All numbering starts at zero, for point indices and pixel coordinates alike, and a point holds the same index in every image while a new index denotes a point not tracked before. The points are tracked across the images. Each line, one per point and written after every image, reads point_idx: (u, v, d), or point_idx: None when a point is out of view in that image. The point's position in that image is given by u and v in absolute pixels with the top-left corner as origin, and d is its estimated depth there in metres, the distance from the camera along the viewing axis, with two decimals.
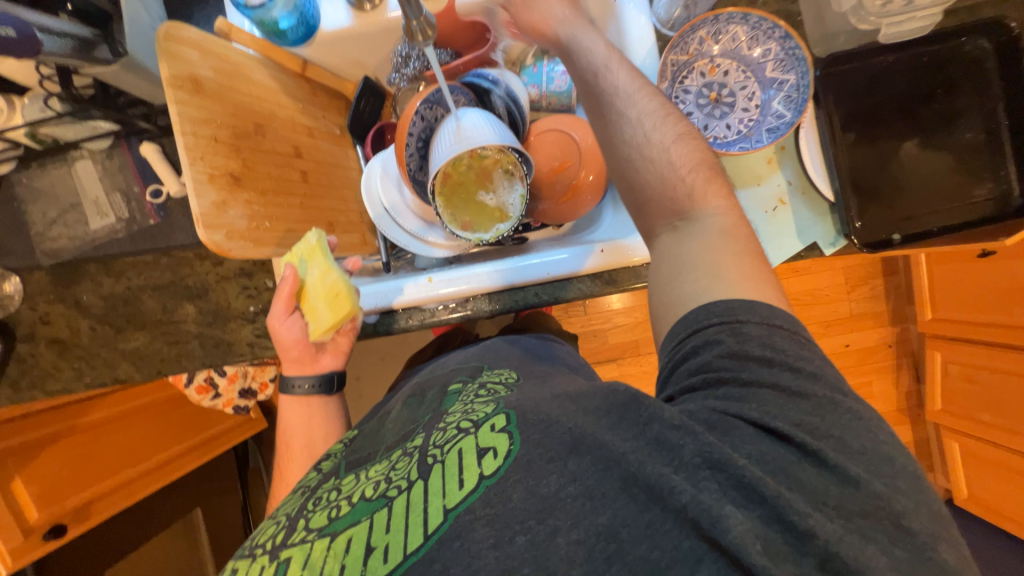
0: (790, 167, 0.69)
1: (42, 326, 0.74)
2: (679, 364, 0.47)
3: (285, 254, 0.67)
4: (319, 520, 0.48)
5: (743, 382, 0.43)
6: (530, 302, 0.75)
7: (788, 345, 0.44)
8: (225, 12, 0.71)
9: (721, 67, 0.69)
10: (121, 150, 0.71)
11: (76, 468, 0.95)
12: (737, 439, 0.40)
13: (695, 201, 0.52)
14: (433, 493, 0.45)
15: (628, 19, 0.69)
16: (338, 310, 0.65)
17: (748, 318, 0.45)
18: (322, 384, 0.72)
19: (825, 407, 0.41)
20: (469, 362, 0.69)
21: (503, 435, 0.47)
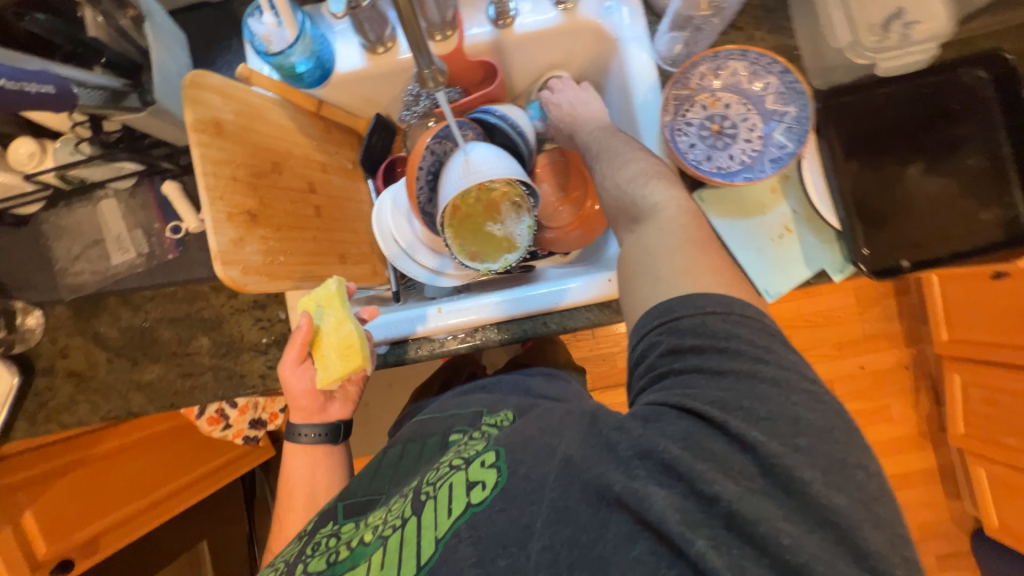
0: (794, 196, 0.70)
1: (60, 360, 0.75)
2: (632, 368, 0.48)
3: (302, 300, 0.68)
4: (318, 564, 0.50)
5: (677, 373, 0.44)
6: (539, 332, 0.75)
7: (717, 327, 0.44)
8: (246, 57, 0.74)
9: (722, 101, 0.71)
10: (144, 188, 0.74)
11: (86, 500, 0.95)
12: (668, 427, 0.41)
13: (639, 205, 0.56)
14: (425, 526, 0.46)
15: (629, 58, 0.72)
16: (348, 362, 0.65)
17: (681, 313, 0.45)
18: (329, 433, 0.72)
19: (749, 381, 0.41)
20: (470, 408, 0.66)
21: (492, 469, 0.47)
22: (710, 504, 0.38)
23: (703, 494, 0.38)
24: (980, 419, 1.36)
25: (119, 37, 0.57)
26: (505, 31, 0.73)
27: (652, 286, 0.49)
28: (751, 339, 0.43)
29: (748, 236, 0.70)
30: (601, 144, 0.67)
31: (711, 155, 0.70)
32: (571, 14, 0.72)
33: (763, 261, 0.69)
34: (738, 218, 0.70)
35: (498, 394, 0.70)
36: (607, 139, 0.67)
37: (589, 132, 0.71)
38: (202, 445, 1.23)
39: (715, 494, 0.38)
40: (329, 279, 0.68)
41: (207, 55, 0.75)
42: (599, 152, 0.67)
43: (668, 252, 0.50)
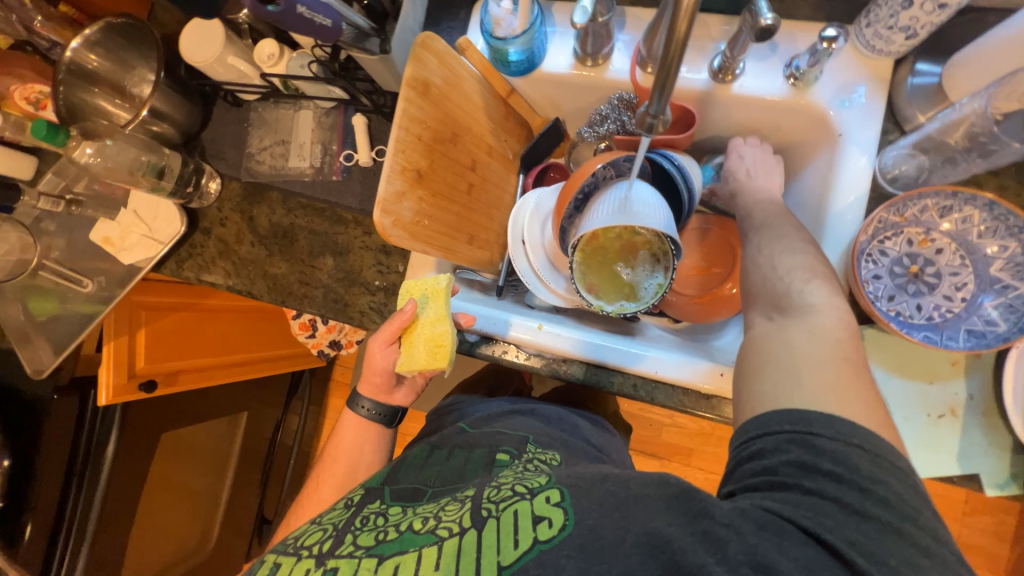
0: (976, 379, 0.60)
1: (218, 227, 0.86)
2: (740, 462, 0.44)
3: (408, 285, 0.71)
4: (367, 540, 0.49)
5: (804, 492, 0.39)
6: (625, 392, 0.72)
7: (863, 465, 0.39)
8: (465, 29, 0.78)
9: (935, 243, 0.62)
10: (337, 112, 0.82)
11: (182, 338, 1.08)
12: (791, 546, 0.37)
13: (791, 297, 0.49)
14: (487, 546, 0.44)
15: (844, 161, 0.65)
16: (432, 360, 0.67)
17: (824, 432, 0.40)
18: (386, 415, 0.75)
19: (888, 534, 0.37)
20: (517, 431, 0.64)
21: (559, 508, 0.44)
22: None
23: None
24: None
25: None
26: (721, 86, 0.69)
27: (785, 391, 0.44)
28: (902, 493, 0.38)
29: (899, 399, 0.61)
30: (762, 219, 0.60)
31: (896, 296, 0.62)
32: (800, 92, 0.66)
33: (906, 434, 0.60)
34: (896, 373, 0.61)
35: (540, 422, 0.68)
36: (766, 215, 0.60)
37: (754, 203, 0.64)
38: (283, 334, 1.36)
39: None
40: (439, 276, 0.70)
41: (433, 16, 0.80)
42: (755, 227, 0.60)
43: (821, 364, 0.44)
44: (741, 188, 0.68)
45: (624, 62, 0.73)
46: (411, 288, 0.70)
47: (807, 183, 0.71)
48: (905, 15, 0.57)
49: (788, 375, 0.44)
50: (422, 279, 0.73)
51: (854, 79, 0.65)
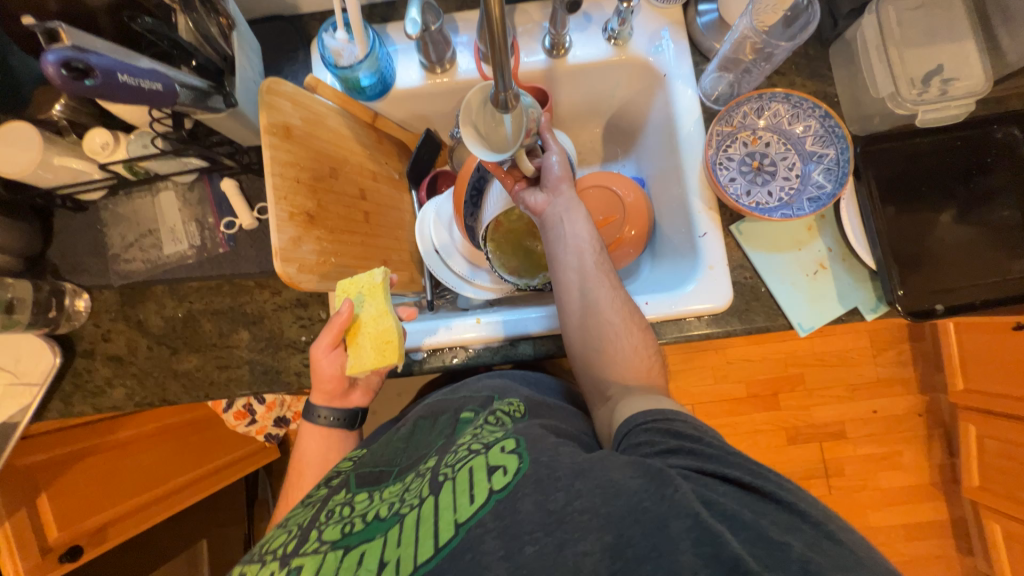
0: (830, 235, 0.73)
1: (102, 343, 0.77)
2: (631, 446, 0.50)
3: (342, 284, 0.68)
4: (332, 533, 0.49)
5: (688, 453, 0.46)
6: None
7: (710, 429, 0.50)
8: (312, 68, 0.78)
9: (763, 139, 0.75)
10: (202, 184, 0.78)
11: (101, 487, 0.93)
12: (712, 491, 0.43)
13: (628, 374, 0.59)
14: (444, 507, 0.46)
15: (675, 94, 0.76)
16: (383, 356, 0.65)
17: (675, 415, 0.51)
18: (346, 419, 0.70)
19: (764, 468, 0.46)
20: (483, 391, 0.66)
21: (513, 454, 0.48)
22: (782, 559, 0.38)
23: (772, 542, 0.39)
24: (993, 471, 1.30)
25: (203, 41, 0.61)
26: (558, 61, 0.77)
27: (652, 404, 0.53)
28: None
29: (782, 268, 0.72)
30: (585, 261, 0.63)
31: (751, 190, 0.74)
32: (622, 49, 0.77)
33: (795, 295, 0.71)
34: (772, 251, 0.72)
35: (512, 381, 0.70)
36: (592, 264, 0.63)
37: (581, 260, 0.63)
38: (223, 440, 1.22)
39: (783, 541, 0.39)
40: (374, 269, 0.68)
41: (275, 64, 0.79)
42: (580, 277, 0.63)
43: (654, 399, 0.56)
44: (565, 226, 0.64)
45: (469, 62, 0.79)
46: (342, 287, 0.68)
47: (656, 121, 0.82)
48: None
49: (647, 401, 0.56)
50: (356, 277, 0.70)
51: (658, 27, 0.76)
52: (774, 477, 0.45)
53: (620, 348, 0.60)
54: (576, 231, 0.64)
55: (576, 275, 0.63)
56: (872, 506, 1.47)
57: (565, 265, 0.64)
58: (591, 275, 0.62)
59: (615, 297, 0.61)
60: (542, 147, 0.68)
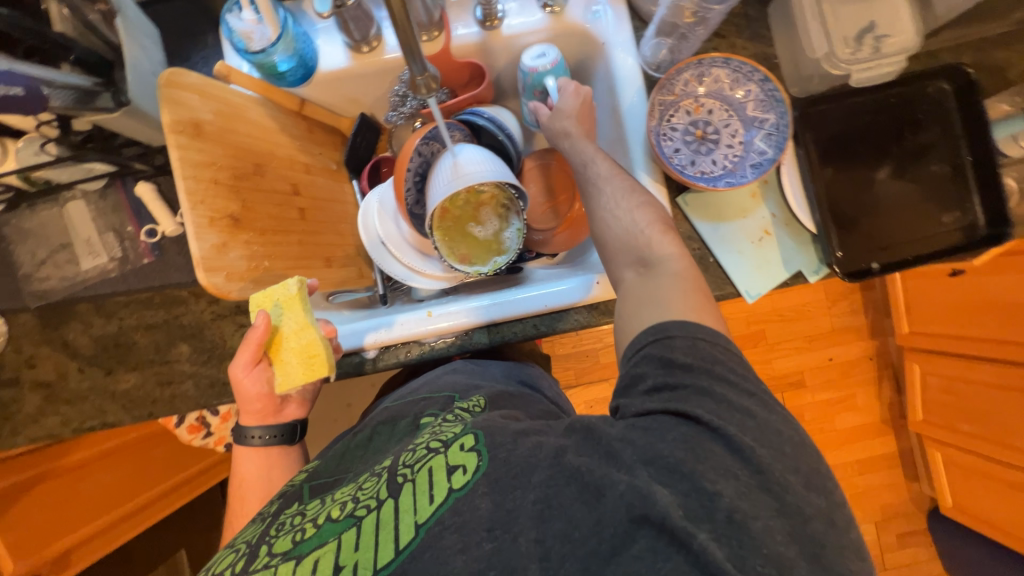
0: (773, 200, 0.73)
1: (27, 369, 0.72)
2: (627, 387, 0.48)
3: (256, 297, 0.62)
4: (283, 544, 0.47)
5: (672, 389, 0.46)
6: (529, 334, 0.77)
7: (708, 351, 0.47)
8: (223, 54, 0.71)
9: (705, 107, 0.74)
10: (115, 189, 0.71)
11: (63, 512, 0.90)
12: (669, 433, 0.43)
13: (648, 252, 0.57)
14: (404, 510, 0.45)
15: (615, 62, 0.73)
16: (310, 371, 0.62)
17: (677, 333, 0.48)
18: (284, 435, 0.68)
19: (737, 411, 0.44)
20: (441, 393, 0.65)
21: (473, 452, 0.47)
22: (711, 509, 0.39)
23: (705, 492, 0.40)
24: (935, 404, 1.40)
25: (83, 31, 0.54)
26: (492, 33, 0.73)
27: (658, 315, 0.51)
28: (744, 375, 0.47)
29: (728, 239, 0.72)
30: (589, 153, 0.64)
31: (695, 160, 0.73)
32: (559, 17, 0.73)
33: (743, 264, 0.72)
34: (718, 222, 0.72)
35: (466, 376, 0.69)
36: (598, 155, 0.64)
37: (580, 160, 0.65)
38: (183, 449, 1.18)
39: (716, 490, 0.40)
40: (289, 279, 0.63)
41: (181, 51, 0.71)
42: (583, 173, 0.64)
43: (678, 292, 0.52)
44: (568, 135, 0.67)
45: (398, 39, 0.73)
46: (259, 293, 0.63)
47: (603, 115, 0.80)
48: None
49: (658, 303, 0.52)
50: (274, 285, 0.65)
51: None
52: (750, 423, 0.43)
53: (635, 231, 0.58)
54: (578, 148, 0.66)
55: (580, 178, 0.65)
56: (831, 446, 1.58)
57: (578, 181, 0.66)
58: (601, 170, 0.63)
59: (625, 182, 0.61)
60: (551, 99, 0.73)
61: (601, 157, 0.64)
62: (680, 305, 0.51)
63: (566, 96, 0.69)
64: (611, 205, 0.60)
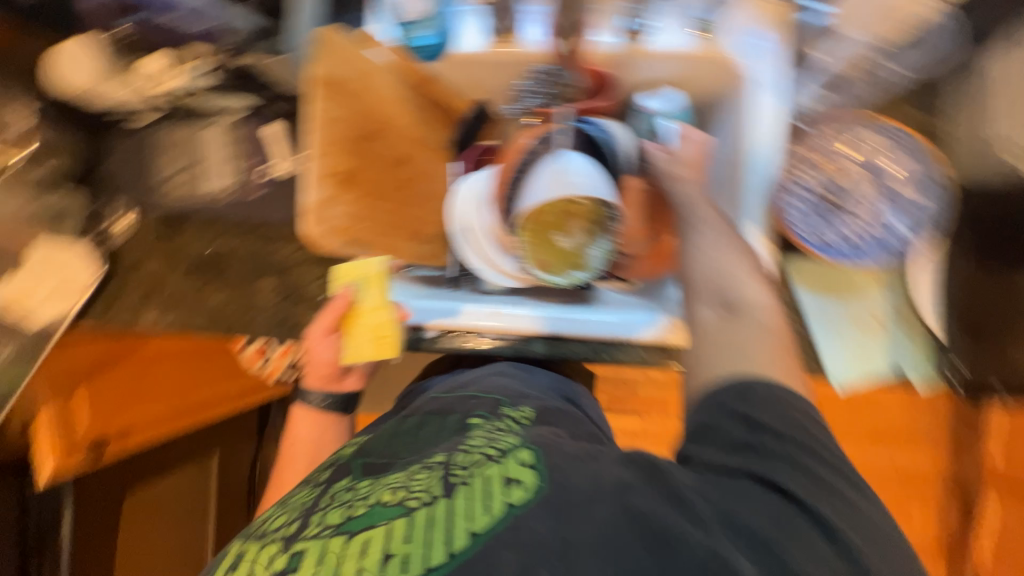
0: (893, 289, 0.67)
1: (137, 265, 0.79)
2: (700, 436, 0.46)
3: (341, 270, 0.67)
4: (332, 518, 0.44)
5: (757, 451, 0.43)
6: (573, 351, 0.78)
7: (798, 419, 0.44)
8: (370, 22, 0.76)
9: (839, 165, 0.67)
10: (248, 123, 0.77)
11: (126, 394, 1.01)
12: (754, 500, 0.40)
13: (730, 298, 0.52)
14: (459, 514, 0.41)
15: (755, 103, 0.70)
16: (379, 350, 0.66)
17: (760, 389, 0.46)
18: (340, 403, 0.71)
19: (824, 488, 0.41)
20: (489, 395, 0.63)
21: (531, 470, 0.44)
22: None
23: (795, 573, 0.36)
24: None
25: None
26: (635, 47, 0.74)
27: (731, 364, 0.49)
28: (835, 452, 0.44)
29: (831, 318, 0.67)
30: (692, 196, 0.62)
31: (814, 222, 0.67)
32: (707, 44, 0.72)
33: (842, 349, 0.67)
34: (824, 297, 0.68)
35: (513, 382, 0.69)
36: (701, 198, 0.62)
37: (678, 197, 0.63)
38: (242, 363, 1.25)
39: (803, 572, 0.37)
40: (376, 256, 0.68)
41: None
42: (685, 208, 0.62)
43: (750, 345, 0.49)
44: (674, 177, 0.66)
45: (537, 34, 0.75)
46: (347, 269, 0.67)
47: (720, 157, 0.73)
48: None
49: (735, 352, 0.49)
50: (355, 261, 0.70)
51: (751, 27, 0.72)
52: (842, 503, 0.41)
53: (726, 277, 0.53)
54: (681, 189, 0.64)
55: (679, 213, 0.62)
56: None
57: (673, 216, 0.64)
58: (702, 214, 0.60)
59: (722, 229, 0.58)
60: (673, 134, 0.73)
61: (703, 202, 0.62)
62: (764, 362, 0.48)
63: (686, 143, 0.69)
64: (703, 246, 0.56)
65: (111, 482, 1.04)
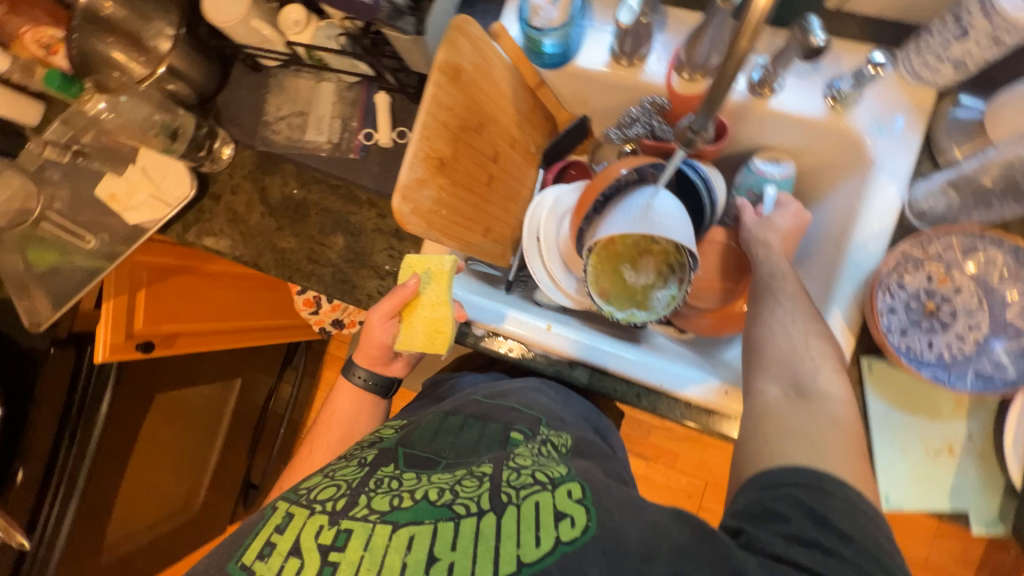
0: (978, 421, 0.61)
1: (228, 194, 0.84)
2: (759, 516, 0.43)
3: (413, 260, 0.68)
4: (381, 504, 0.48)
5: (826, 551, 0.40)
6: (610, 390, 0.74)
7: (869, 528, 0.41)
8: (501, 13, 0.75)
9: (954, 281, 0.62)
10: (360, 88, 0.80)
11: (183, 303, 1.09)
12: None
13: (804, 382, 0.49)
14: (507, 537, 0.44)
15: (872, 191, 0.64)
16: (430, 344, 0.67)
17: (836, 492, 0.42)
18: (382, 386, 0.75)
19: None
20: (529, 410, 0.66)
21: (581, 507, 0.46)
22: None
23: None
24: None
25: None
26: (758, 100, 0.67)
27: (800, 454, 0.44)
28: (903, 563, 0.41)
29: (900, 433, 0.62)
30: (782, 269, 0.58)
31: (908, 330, 0.62)
32: (837, 115, 0.65)
33: (900, 468, 0.61)
34: (898, 408, 0.62)
35: (551, 402, 0.70)
36: (788, 271, 0.58)
37: (763, 266, 0.60)
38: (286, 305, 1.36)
39: None
40: (446, 254, 0.68)
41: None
42: (769, 277, 0.58)
43: (824, 442, 0.45)
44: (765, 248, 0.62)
45: (660, 65, 0.71)
46: (417, 260, 0.68)
47: (811, 236, 0.73)
48: (957, 47, 0.56)
49: (809, 445, 0.45)
50: (425, 255, 0.70)
51: (893, 108, 0.65)
52: None
53: (801, 360, 0.50)
54: (770, 258, 0.60)
55: (762, 282, 0.58)
56: None
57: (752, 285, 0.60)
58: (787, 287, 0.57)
59: (807, 305, 0.54)
60: (775, 203, 0.68)
61: (790, 276, 0.57)
62: (840, 459, 0.44)
63: (783, 213, 0.65)
64: (784, 322, 0.53)
65: (145, 379, 1.02)
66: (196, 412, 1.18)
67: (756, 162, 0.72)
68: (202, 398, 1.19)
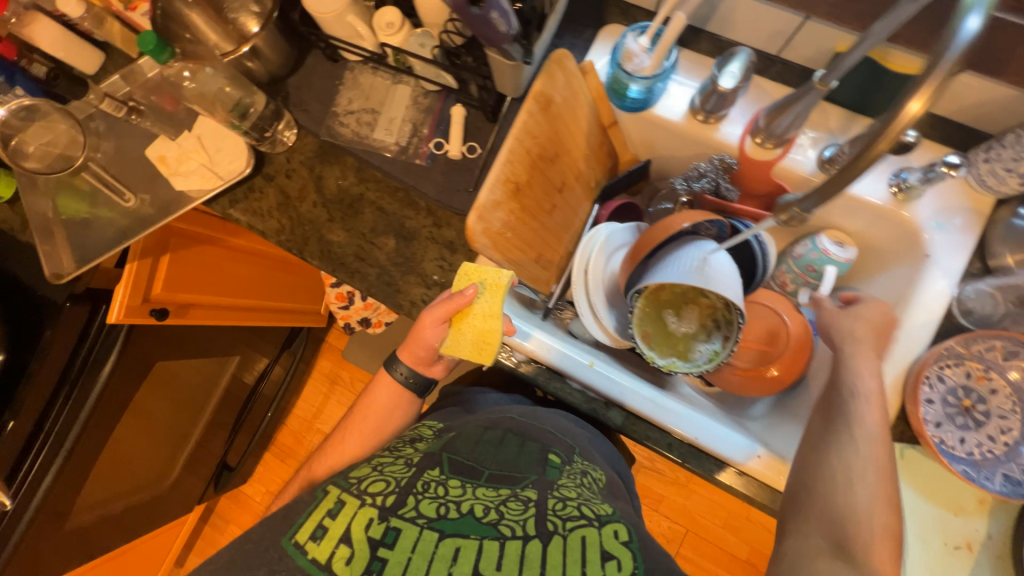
0: (998, 522, 0.62)
1: (282, 177, 0.83)
2: None
3: (469, 269, 0.67)
4: (428, 509, 0.48)
5: None
6: (649, 438, 0.74)
7: None
8: (588, 51, 0.77)
9: (991, 382, 0.64)
10: (436, 97, 0.81)
11: (202, 274, 1.06)
12: None
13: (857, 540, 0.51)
14: (551, 566, 0.44)
15: (924, 282, 0.66)
16: (476, 354, 0.67)
17: None
18: (420, 385, 0.74)
19: None
20: (565, 437, 0.67)
21: (628, 551, 0.47)
22: None
23: None
24: None
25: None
26: None
27: None
28: None
29: (923, 523, 0.63)
30: (864, 388, 0.60)
31: (944, 424, 0.64)
32: (902, 204, 0.68)
33: (920, 558, 0.62)
34: (924, 498, 0.63)
35: (585, 441, 0.71)
36: (874, 402, 0.59)
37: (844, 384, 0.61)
38: (297, 288, 1.37)
39: None
40: (502, 267, 0.68)
41: (559, 30, 0.78)
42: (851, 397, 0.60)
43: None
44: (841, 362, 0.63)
45: (736, 125, 0.74)
46: (473, 270, 0.68)
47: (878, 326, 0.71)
48: None
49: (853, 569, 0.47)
50: (483, 266, 0.69)
51: (955, 208, 0.68)
52: None
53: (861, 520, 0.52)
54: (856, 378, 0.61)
55: (843, 411, 0.59)
56: None
57: (829, 403, 0.61)
58: (866, 417, 0.58)
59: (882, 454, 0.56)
60: (853, 296, 0.69)
61: (874, 408, 0.59)
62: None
63: (870, 303, 0.66)
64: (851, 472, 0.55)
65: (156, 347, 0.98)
66: (184, 382, 1.11)
67: (818, 239, 0.75)
68: (194, 368, 1.12)
